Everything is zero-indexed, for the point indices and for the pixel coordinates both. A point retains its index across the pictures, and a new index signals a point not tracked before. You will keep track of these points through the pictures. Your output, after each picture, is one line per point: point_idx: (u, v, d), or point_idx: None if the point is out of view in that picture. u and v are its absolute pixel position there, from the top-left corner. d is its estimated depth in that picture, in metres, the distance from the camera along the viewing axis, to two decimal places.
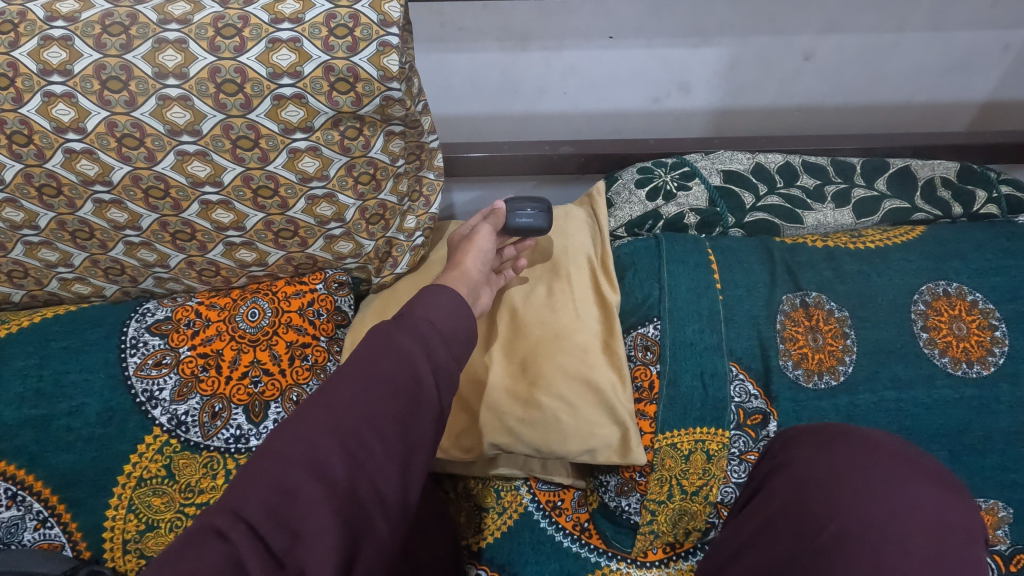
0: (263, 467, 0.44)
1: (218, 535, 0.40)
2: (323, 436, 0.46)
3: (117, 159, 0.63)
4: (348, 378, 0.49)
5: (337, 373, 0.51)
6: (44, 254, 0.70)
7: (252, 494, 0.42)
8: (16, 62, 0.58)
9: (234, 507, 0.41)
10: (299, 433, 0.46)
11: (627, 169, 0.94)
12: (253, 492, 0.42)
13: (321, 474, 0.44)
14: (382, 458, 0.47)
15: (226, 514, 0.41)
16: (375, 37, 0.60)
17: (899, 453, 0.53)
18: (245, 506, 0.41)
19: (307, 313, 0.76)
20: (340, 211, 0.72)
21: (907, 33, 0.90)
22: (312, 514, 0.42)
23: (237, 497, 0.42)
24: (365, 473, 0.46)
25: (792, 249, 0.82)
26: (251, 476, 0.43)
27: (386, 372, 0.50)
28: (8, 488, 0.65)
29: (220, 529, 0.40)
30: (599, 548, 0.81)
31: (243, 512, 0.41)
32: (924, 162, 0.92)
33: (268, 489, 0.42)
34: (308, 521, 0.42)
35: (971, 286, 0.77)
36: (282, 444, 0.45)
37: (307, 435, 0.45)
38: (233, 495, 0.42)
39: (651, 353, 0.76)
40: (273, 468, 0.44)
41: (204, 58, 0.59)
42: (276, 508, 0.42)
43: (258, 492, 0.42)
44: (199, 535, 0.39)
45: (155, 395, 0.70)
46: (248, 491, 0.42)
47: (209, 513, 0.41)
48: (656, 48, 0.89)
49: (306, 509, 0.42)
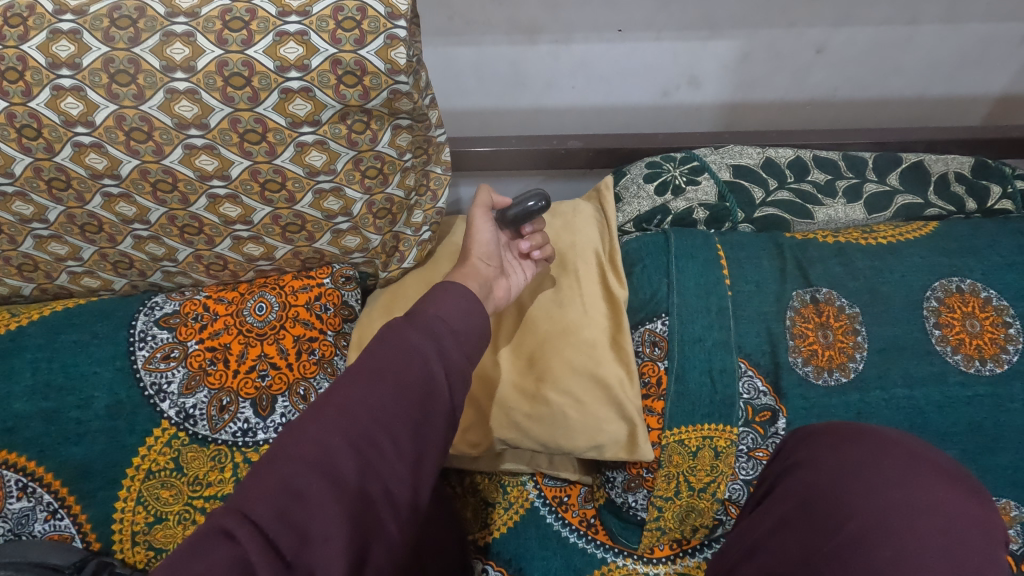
0: (273, 466, 0.43)
1: (226, 534, 0.39)
2: (333, 434, 0.45)
3: (126, 153, 0.63)
4: (358, 377, 0.49)
5: (347, 371, 0.50)
6: (55, 247, 0.70)
7: (261, 494, 0.41)
8: (26, 56, 0.58)
9: (243, 506, 0.41)
10: (309, 431, 0.45)
11: (635, 164, 0.93)
12: (261, 491, 0.42)
13: (331, 474, 0.44)
14: (392, 457, 0.46)
15: (234, 514, 0.40)
16: (383, 30, 0.60)
17: (917, 455, 0.52)
18: (254, 507, 0.41)
19: (314, 307, 0.76)
20: (347, 205, 0.72)
21: (922, 25, 0.89)
22: (322, 514, 0.42)
23: (245, 497, 0.41)
24: (375, 473, 0.45)
25: (803, 244, 0.81)
26: (260, 475, 0.43)
27: (398, 371, 0.49)
28: (20, 480, 0.66)
29: (228, 529, 0.39)
30: (605, 544, 0.81)
31: (252, 512, 0.41)
32: (937, 157, 0.90)
33: (277, 489, 0.42)
34: (318, 521, 0.42)
35: (985, 282, 0.76)
36: (292, 443, 0.45)
37: (318, 435, 0.45)
38: (241, 495, 0.42)
39: (659, 349, 0.75)
40: (282, 468, 0.43)
41: (212, 51, 0.59)
42: (285, 509, 0.41)
43: (267, 492, 0.42)
44: (208, 535, 0.39)
45: (163, 389, 0.70)
46: (256, 491, 0.42)
47: (217, 513, 0.41)
48: (666, 41, 0.88)
49: (315, 509, 0.42)
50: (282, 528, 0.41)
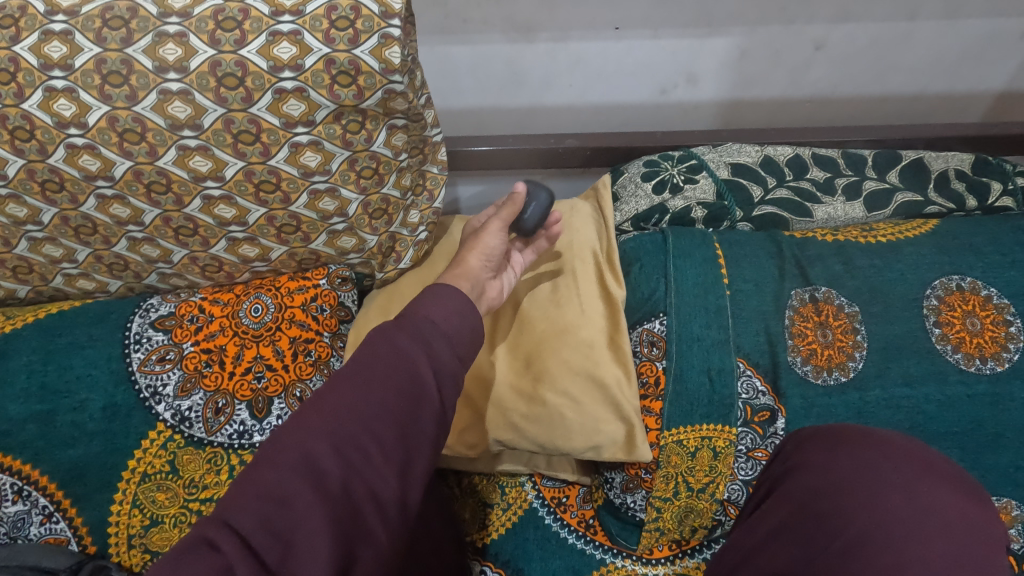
0: (258, 474, 0.43)
1: (210, 544, 0.39)
2: (318, 440, 0.45)
3: (119, 154, 0.62)
4: (345, 382, 0.49)
5: (334, 377, 0.50)
6: (50, 250, 0.70)
7: (246, 503, 0.41)
8: (17, 57, 0.57)
9: (227, 516, 0.41)
10: (295, 437, 0.45)
11: (633, 162, 0.92)
12: (246, 500, 0.42)
13: (316, 480, 0.43)
14: (379, 461, 0.46)
15: (218, 524, 0.40)
16: (377, 29, 0.59)
17: (917, 457, 0.51)
18: (238, 515, 0.41)
19: (310, 308, 0.76)
20: (342, 206, 0.72)
21: (922, 22, 0.88)
22: (307, 521, 0.42)
23: (231, 506, 0.41)
24: (362, 478, 0.45)
25: (802, 242, 0.80)
26: (245, 484, 0.43)
27: (384, 374, 0.49)
28: (14, 483, 0.66)
29: (211, 539, 0.39)
30: (604, 545, 0.81)
31: (236, 522, 0.40)
32: (938, 153, 0.90)
33: (262, 497, 0.42)
34: (302, 529, 0.41)
35: (986, 281, 0.75)
36: (277, 449, 0.44)
37: (303, 440, 0.45)
38: (227, 504, 0.42)
39: (657, 348, 0.75)
40: (267, 475, 0.43)
41: (205, 52, 0.59)
42: (269, 516, 0.41)
43: (251, 501, 0.41)
44: (192, 544, 0.39)
45: (159, 391, 0.69)
46: (241, 500, 0.41)
47: (201, 524, 0.40)
48: (663, 38, 0.88)
49: (300, 516, 0.42)
50: (265, 536, 0.40)
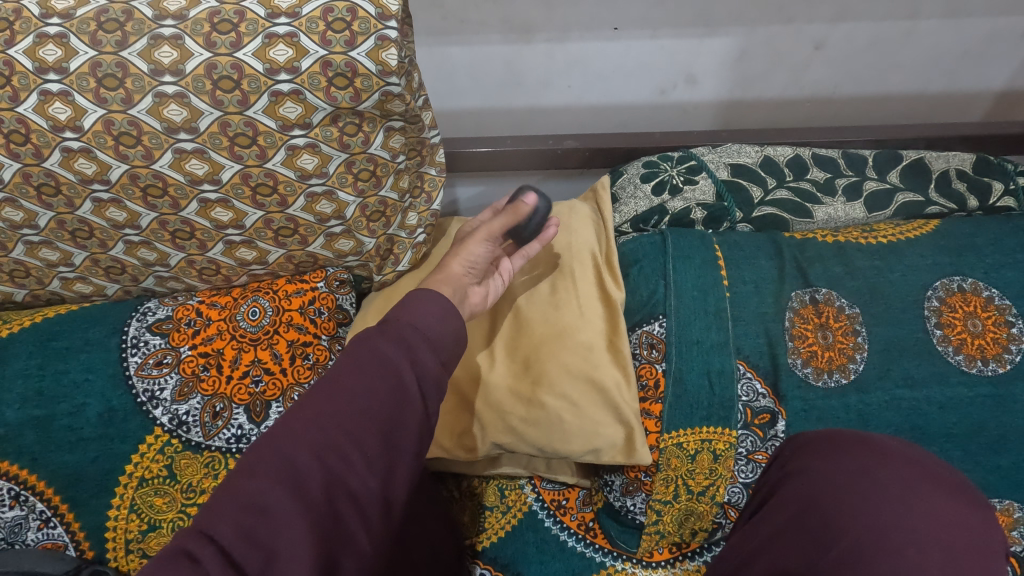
0: (238, 483, 0.42)
1: (189, 556, 0.38)
2: (300, 448, 0.45)
3: (115, 158, 0.62)
4: (326, 390, 0.48)
5: (315, 384, 0.50)
6: (46, 254, 0.70)
7: (225, 513, 0.41)
8: (12, 61, 0.57)
9: (206, 527, 0.40)
10: (276, 446, 0.44)
11: (632, 163, 0.91)
12: (225, 510, 0.41)
13: (298, 490, 0.43)
14: (361, 468, 0.46)
15: (197, 535, 0.40)
16: (374, 31, 0.59)
17: (911, 461, 0.51)
18: (217, 526, 0.40)
19: (308, 312, 0.75)
20: (340, 208, 0.71)
21: (922, 20, 0.87)
22: (289, 530, 0.41)
23: (210, 516, 0.41)
24: (344, 485, 0.45)
25: (802, 244, 0.80)
26: (224, 494, 0.42)
27: (366, 381, 0.49)
28: (12, 489, 0.65)
29: (190, 551, 0.38)
30: (604, 548, 0.80)
31: (214, 533, 0.40)
32: (938, 153, 0.89)
33: (241, 506, 0.41)
34: (283, 538, 0.41)
35: (987, 282, 0.75)
36: (258, 458, 0.44)
37: (284, 448, 0.44)
38: (206, 515, 0.41)
39: (656, 351, 0.74)
40: (248, 485, 0.42)
41: (201, 54, 0.58)
42: (250, 526, 0.41)
43: (231, 511, 0.41)
44: (170, 556, 0.38)
45: (156, 395, 0.69)
46: (220, 510, 0.41)
47: (180, 535, 0.40)
48: (662, 38, 0.87)
49: (282, 525, 0.41)
50: (246, 547, 0.40)
